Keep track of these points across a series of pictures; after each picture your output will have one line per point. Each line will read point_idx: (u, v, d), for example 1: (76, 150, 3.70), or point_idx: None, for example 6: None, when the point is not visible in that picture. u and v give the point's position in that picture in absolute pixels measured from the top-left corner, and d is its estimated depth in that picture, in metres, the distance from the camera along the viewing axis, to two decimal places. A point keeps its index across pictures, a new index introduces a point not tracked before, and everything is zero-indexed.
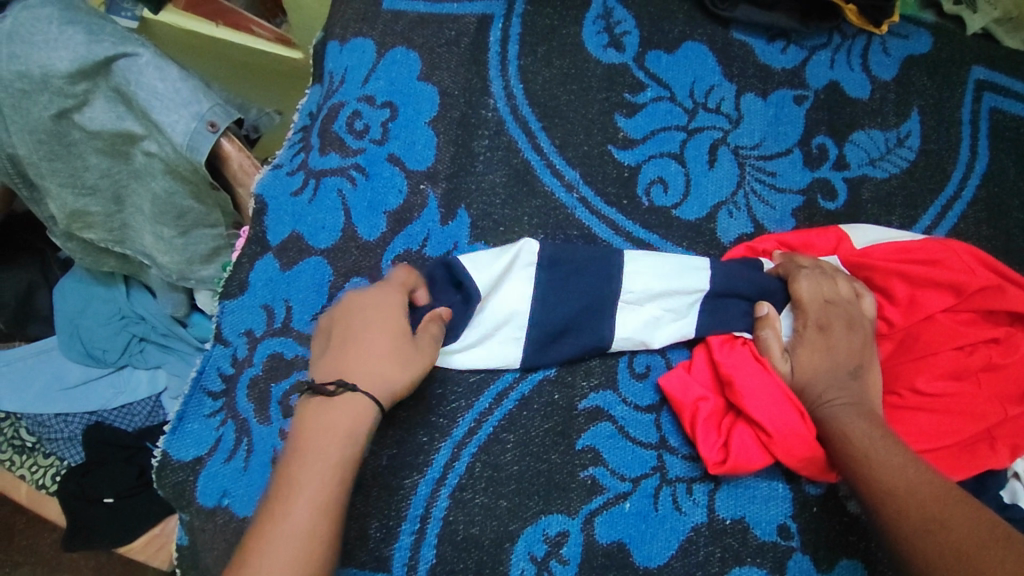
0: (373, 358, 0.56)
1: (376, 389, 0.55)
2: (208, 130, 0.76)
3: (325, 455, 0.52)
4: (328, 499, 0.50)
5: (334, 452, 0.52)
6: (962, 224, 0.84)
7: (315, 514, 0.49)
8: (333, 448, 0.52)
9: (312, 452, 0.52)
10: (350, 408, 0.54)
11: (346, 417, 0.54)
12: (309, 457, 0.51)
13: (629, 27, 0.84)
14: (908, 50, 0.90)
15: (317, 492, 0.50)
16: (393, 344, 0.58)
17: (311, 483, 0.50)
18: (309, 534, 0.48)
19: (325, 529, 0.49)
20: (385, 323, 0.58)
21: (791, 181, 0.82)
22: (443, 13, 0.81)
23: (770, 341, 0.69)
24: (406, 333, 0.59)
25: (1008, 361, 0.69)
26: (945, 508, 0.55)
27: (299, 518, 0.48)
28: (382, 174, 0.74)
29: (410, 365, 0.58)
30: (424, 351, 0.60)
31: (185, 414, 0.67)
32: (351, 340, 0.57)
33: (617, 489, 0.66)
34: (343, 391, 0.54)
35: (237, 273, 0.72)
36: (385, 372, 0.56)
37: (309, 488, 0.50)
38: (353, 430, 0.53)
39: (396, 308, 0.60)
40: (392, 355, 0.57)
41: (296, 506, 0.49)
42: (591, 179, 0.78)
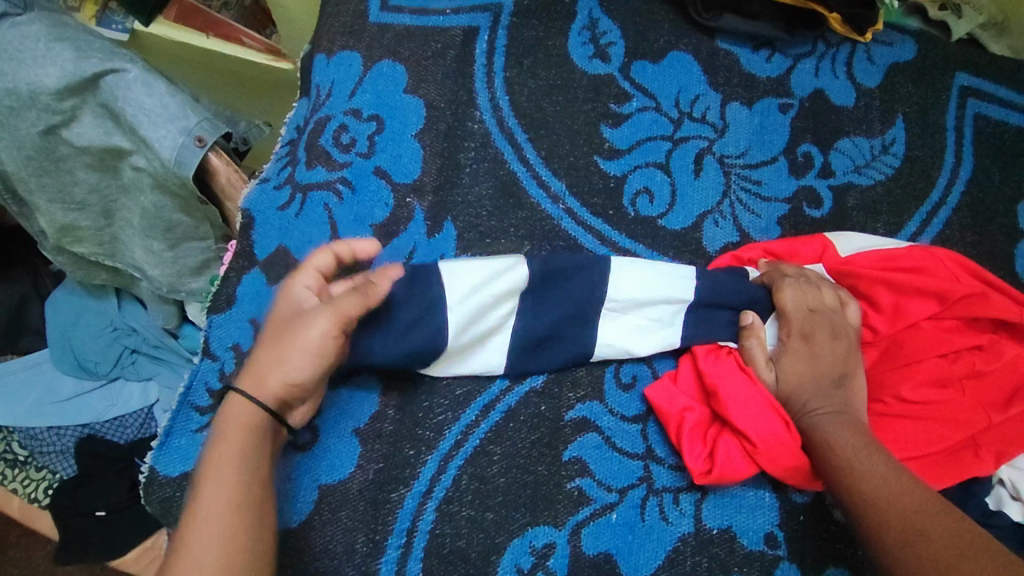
0: (256, 352, 0.60)
1: (254, 384, 0.58)
2: (195, 145, 0.76)
3: (214, 467, 0.54)
4: (225, 508, 0.53)
5: (224, 462, 0.55)
6: (947, 230, 0.84)
7: (212, 525, 0.52)
8: (221, 459, 0.55)
9: (206, 467, 0.55)
10: (234, 417, 0.57)
11: (231, 427, 0.57)
12: (202, 473, 0.55)
13: (614, 38, 0.85)
14: (893, 58, 0.90)
15: (211, 503, 0.53)
16: (271, 333, 0.60)
17: (206, 496, 0.53)
18: (210, 545, 0.51)
19: (226, 537, 0.52)
20: (276, 312, 0.61)
21: (776, 190, 0.82)
22: (430, 26, 0.81)
23: (754, 351, 0.70)
24: (288, 317, 0.60)
25: (992, 368, 0.70)
26: (927, 519, 0.55)
27: (199, 532, 0.52)
28: (368, 188, 0.75)
29: (284, 345, 0.58)
30: (304, 326, 0.59)
31: (172, 429, 0.67)
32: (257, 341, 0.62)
33: (603, 500, 0.66)
34: (227, 399, 0.58)
35: (225, 287, 0.72)
36: (257, 362, 0.59)
37: (204, 503, 0.53)
38: (241, 438, 0.56)
39: (287, 295, 0.62)
40: (266, 344, 0.59)
41: (193, 521, 0.52)
42: (577, 190, 0.78)
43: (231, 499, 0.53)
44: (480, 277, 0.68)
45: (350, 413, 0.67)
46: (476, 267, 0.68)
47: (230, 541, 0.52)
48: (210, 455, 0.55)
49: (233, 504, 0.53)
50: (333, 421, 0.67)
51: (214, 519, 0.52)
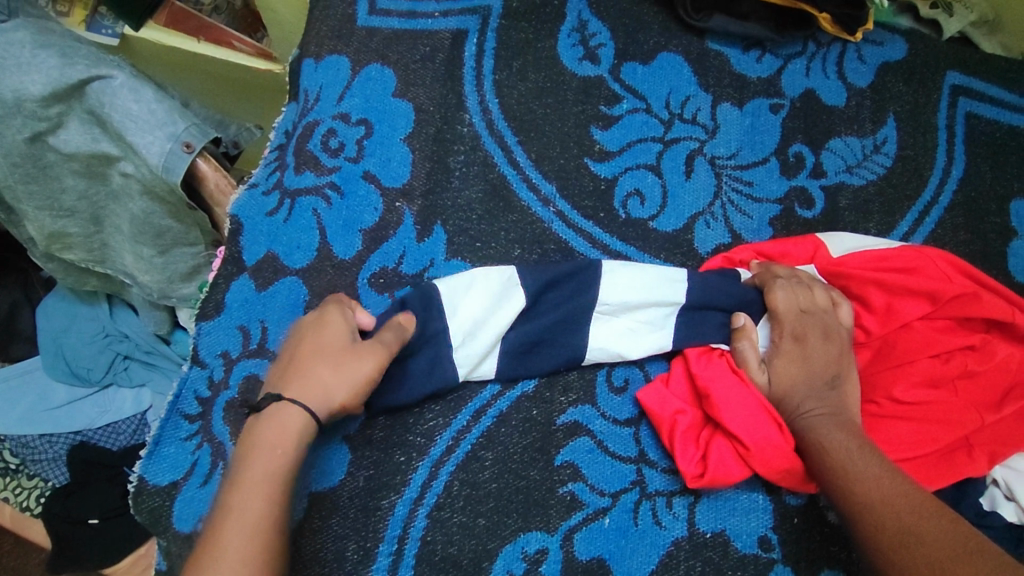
0: (308, 367, 0.58)
1: (307, 397, 0.57)
2: (183, 150, 0.76)
3: (259, 475, 0.53)
4: (264, 521, 0.51)
5: (269, 473, 0.53)
6: (940, 229, 0.84)
7: (251, 535, 0.50)
8: (267, 468, 0.53)
9: (250, 473, 0.53)
10: (284, 426, 0.55)
11: (279, 436, 0.55)
12: (244, 478, 0.53)
13: (604, 39, 0.84)
14: (883, 57, 0.90)
15: (251, 514, 0.51)
16: (325, 352, 0.59)
17: (248, 506, 0.51)
18: (245, 556, 0.49)
19: (261, 552, 0.50)
20: (322, 334, 0.60)
21: (767, 191, 0.82)
22: (418, 29, 0.81)
23: (747, 353, 0.69)
24: (342, 342, 0.60)
25: (984, 368, 0.70)
26: (920, 521, 0.55)
27: (237, 540, 0.49)
28: (357, 193, 0.74)
29: (346, 369, 0.59)
30: (363, 355, 0.60)
31: (161, 438, 0.66)
32: (290, 356, 0.60)
33: (596, 505, 0.66)
34: (274, 404, 0.56)
35: (213, 294, 0.71)
36: (318, 378, 0.57)
37: (245, 510, 0.51)
38: (289, 450, 0.55)
39: (338, 321, 0.61)
40: (320, 361, 0.58)
41: (231, 526, 0.50)
42: (568, 193, 0.78)
43: (271, 512, 0.52)
44: (474, 281, 0.69)
45: (341, 420, 0.66)
46: (471, 275, 0.70)
47: (264, 556, 0.50)
48: (256, 460, 0.53)
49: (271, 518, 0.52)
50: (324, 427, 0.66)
51: (254, 529, 0.50)
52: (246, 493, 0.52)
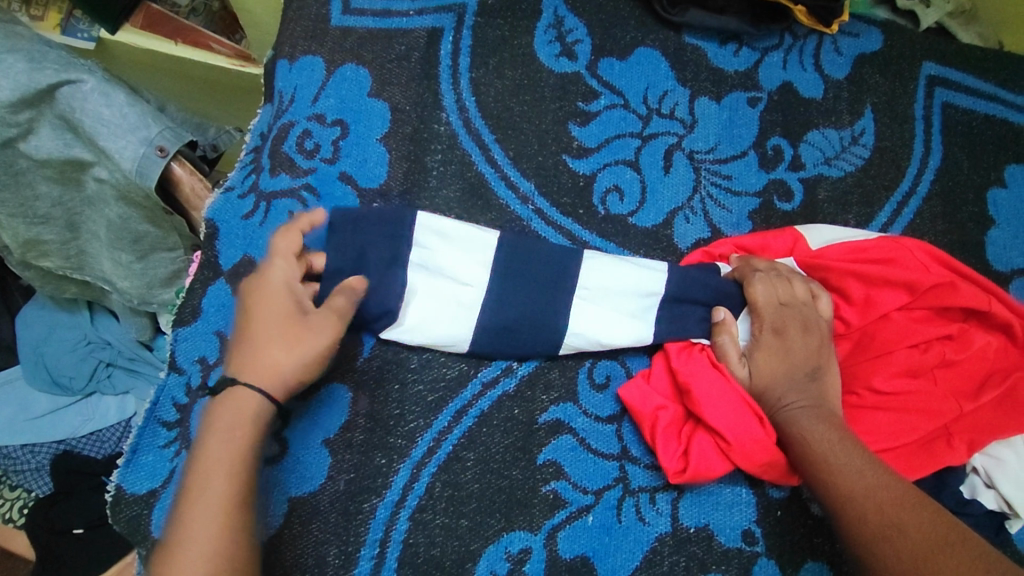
0: (260, 346, 0.58)
1: (264, 379, 0.57)
2: (157, 154, 0.75)
3: (218, 457, 0.54)
4: (226, 503, 0.53)
5: (228, 455, 0.54)
6: (918, 220, 0.85)
7: (214, 516, 0.52)
8: (226, 450, 0.54)
9: (209, 458, 0.54)
10: (236, 406, 0.56)
11: (233, 415, 0.56)
12: (208, 462, 0.54)
13: (580, 35, 0.84)
14: (860, 49, 0.90)
15: (213, 495, 0.52)
16: (280, 324, 0.59)
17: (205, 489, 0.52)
18: (213, 536, 0.51)
19: (225, 532, 0.52)
20: (270, 299, 0.60)
21: (746, 184, 0.82)
22: (393, 28, 0.80)
23: (726, 347, 0.70)
24: (292, 311, 0.60)
25: (962, 358, 0.70)
26: (901, 512, 0.55)
27: (200, 524, 0.51)
28: (334, 195, 0.73)
29: (297, 350, 0.59)
30: (319, 330, 0.60)
31: (139, 446, 0.65)
32: (242, 324, 0.60)
33: (579, 502, 0.66)
34: (227, 388, 0.57)
35: (189, 299, 0.70)
36: (275, 359, 0.58)
37: (209, 493, 0.52)
38: (246, 430, 0.56)
39: (281, 293, 0.61)
40: (272, 345, 0.58)
41: (195, 509, 0.52)
42: (547, 190, 0.77)
43: (236, 494, 0.53)
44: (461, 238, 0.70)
45: (319, 422, 0.66)
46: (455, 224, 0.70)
47: (234, 535, 0.52)
48: (212, 444, 0.55)
49: (231, 496, 0.53)
50: (304, 429, 0.66)
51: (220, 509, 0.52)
52: (206, 477, 0.53)
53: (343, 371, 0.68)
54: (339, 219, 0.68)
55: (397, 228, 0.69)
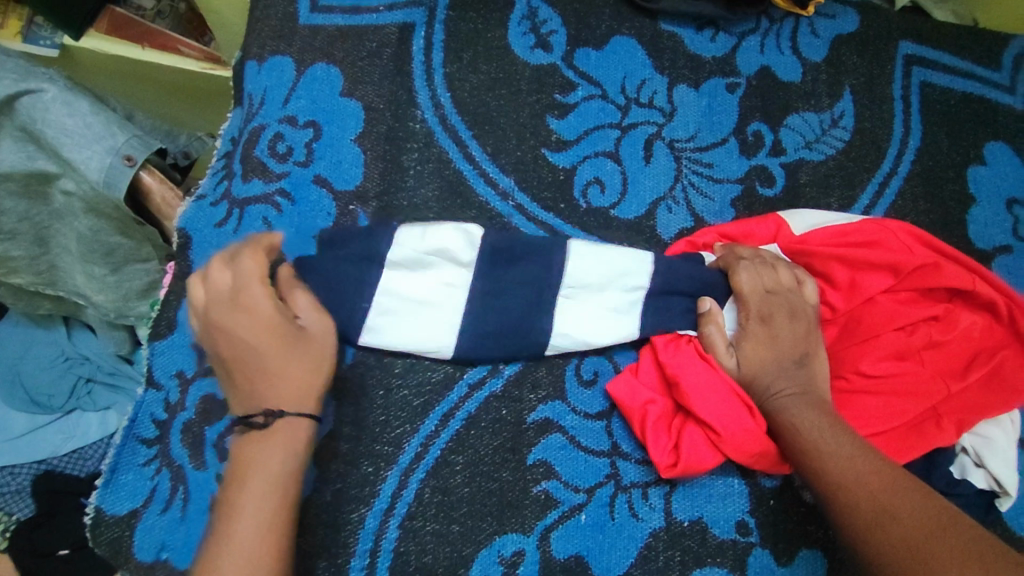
0: (277, 371, 0.56)
1: (300, 401, 0.57)
2: (124, 164, 0.73)
3: (261, 487, 0.53)
4: (275, 527, 0.52)
5: (268, 485, 0.53)
6: (900, 200, 0.84)
7: (254, 548, 0.51)
8: (273, 481, 0.54)
9: (257, 481, 0.53)
10: (277, 437, 0.55)
11: (274, 446, 0.55)
12: (258, 486, 0.53)
13: (555, 26, 0.83)
14: (836, 31, 0.90)
15: (263, 521, 0.52)
16: (280, 350, 0.57)
17: (255, 515, 0.52)
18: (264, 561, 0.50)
19: (276, 557, 0.51)
20: (264, 328, 0.57)
21: (727, 171, 0.82)
22: (363, 24, 0.78)
23: (713, 337, 0.69)
24: (287, 334, 0.58)
25: (948, 338, 0.70)
26: (893, 496, 0.55)
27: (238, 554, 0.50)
28: (309, 198, 0.71)
29: (309, 358, 0.58)
30: (322, 340, 0.60)
31: (117, 465, 0.62)
32: (243, 351, 0.56)
33: (571, 501, 0.65)
34: (273, 420, 0.55)
35: (164, 312, 0.67)
36: (300, 380, 0.57)
37: (257, 520, 0.52)
38: (289, 462, 0.55)
39: (271, 305, 0.58)
40: (292, 364, 0.57)
41: (235, 539, 0.51)
42: (526, 185, 0.76)
43: (275, 523, 0.52)
44: (439, 230, 0.68)
45: None
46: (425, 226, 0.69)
47: (276, 562, 0.51)
48: (255, 475, 0.53)
49: (278, 521, 0.53)
50: None
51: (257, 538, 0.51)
52: (253, 501, 0.53)
53: None
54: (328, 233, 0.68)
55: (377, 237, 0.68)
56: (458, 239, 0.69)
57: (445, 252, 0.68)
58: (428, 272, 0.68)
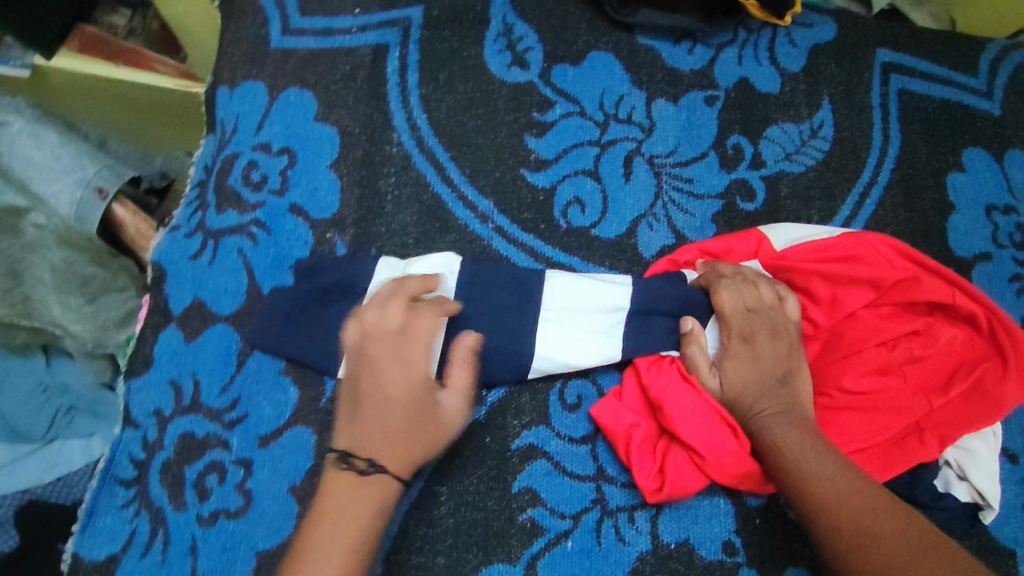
0: (396, 434, 0.57)
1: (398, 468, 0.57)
2: (96, 196, 0.78)
3: (339, 542, 0.53)
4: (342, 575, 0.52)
5: (344, 543, 0.53)
6: (880, 210, 0.84)
7: None
8: (351, 527, 0.54)
9: (337, 521, 0.54)
10: (366, 494, 0.55)
11: (359, 503, 0.55)
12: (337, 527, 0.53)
13: (531, 43, 0.82)
14: (814, 40, 0.90)
15: (331, 564, 0.52)
16: (407, 412, 0.57)
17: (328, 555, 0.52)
18: None
19: None
20: (403, 383, 0.58)
21: (708, 186, 0.81)
22: (336, 47, 0.77)
23: (696, 358, 0.68)
24: (421, 401, 0.58)
25: (930, 352, 0.70)
26: (877, 517, 0.55)
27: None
28: (285, 227, 0.70)
29: (429, 437, 0.58)
30: (452, 419, 0.60)
31: (95, 509, 0.61)
32: (377, 404, 0.58)
33: (558, 528, 0.65)
34: (371, 473, 0.56)
35: (141, 347, 0.66)
36: (411, 451, 0.57)
37: (325, 562, 0.52)
38: (368, 521, 0.55)
39: (419, 372, 0.59)
40: (410, 435, 0.57)
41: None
42: (506, 207, 0.75)
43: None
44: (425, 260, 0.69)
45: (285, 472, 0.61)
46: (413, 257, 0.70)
47: None
48: (335, 528, 0.53)
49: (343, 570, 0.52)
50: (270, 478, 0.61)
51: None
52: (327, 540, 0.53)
53: (306, 413, 0.63)
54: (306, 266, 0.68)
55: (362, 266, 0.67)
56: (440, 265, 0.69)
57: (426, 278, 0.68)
58: None
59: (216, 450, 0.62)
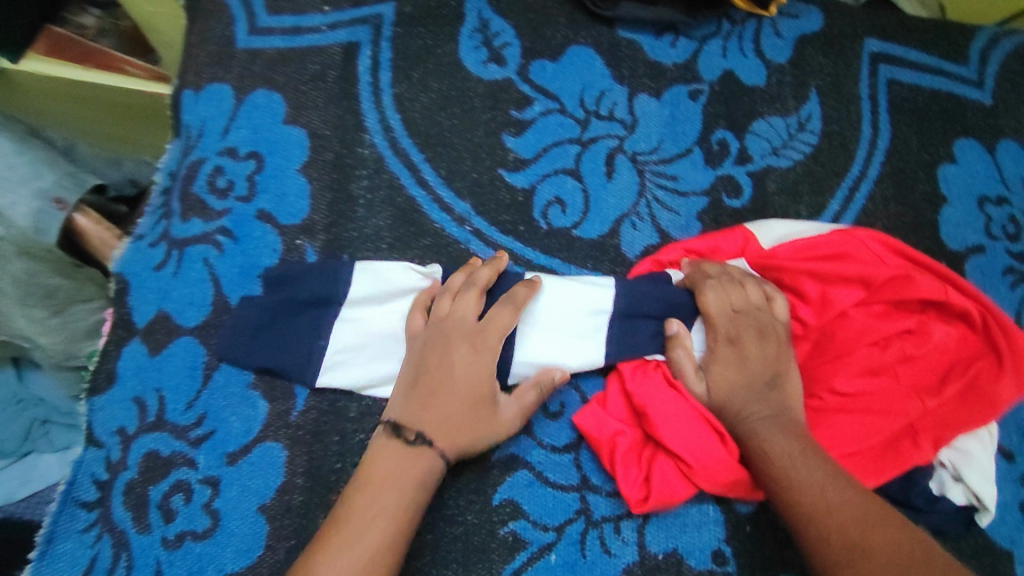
0: (451, 414, 0.59)
1: (447, 443, 0.58)
2: (54, 207, 0.76)
3: (380, 508, 0.54)
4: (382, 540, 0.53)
5: (385, 510, 0.54)
6: (870, 205, 0.82)
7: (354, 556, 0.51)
8: (392, 496, 0.55)
9: (377, 487, 0.55)
10: (412, 466, 0.57)
11: (404, 475, 0.56)
12: (378, 493, 0.55)
13: (509, 38, 0.79)
14: (800, 30, 0.87)
15: (372, 531, 0.53)
16: (467, 394, 0.59)
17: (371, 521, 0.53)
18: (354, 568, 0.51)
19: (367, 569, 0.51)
20: (472, 369, 0.60)
21: (693, 184, 0.79)
22: (305, 46, 0.74)
23: (683, 363, 0.66)
24: (483, 389, 0.60)
25: (922, 352, 0.68)
26: (868, 532, 0.53)
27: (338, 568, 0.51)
28: (253, 235, 0.67)
29: (482, 424, 0.60)
30: (507, 418, 0.61)
31: (55, 534, 0.60)
32: (439, 384, 0.59)
33: (540, 541, 0.63)
34: (421, 443, 0.57)
35: (104, 363, 0.64)
36: (461, 431, 0.59)
37: (366, 528, 0.53)
38: (410, 492, 0.56)
39: (484, 363, 0.61)
40: (464, 416, 0.59)
41: (342, 550, 0.52)
42: (484, 209, 0.73)
43: (380, 551, 0.52)
44: (395, 267, 0.66)
45: (255, 489, 0.60)
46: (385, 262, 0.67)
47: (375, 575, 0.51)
48: (378, 495, 0.55)
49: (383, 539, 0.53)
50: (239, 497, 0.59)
51: (359, 560, 0.51)
52: (367, 507, 0.54)
53: (276, 428, 0.62)
54: (274, 276, 0.66)
55: (334, 275, 0.65)
56: (410, 271, 0.66)
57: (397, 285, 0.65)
58: (381, 307, 0.65)
59: (183, 469, 0.60)
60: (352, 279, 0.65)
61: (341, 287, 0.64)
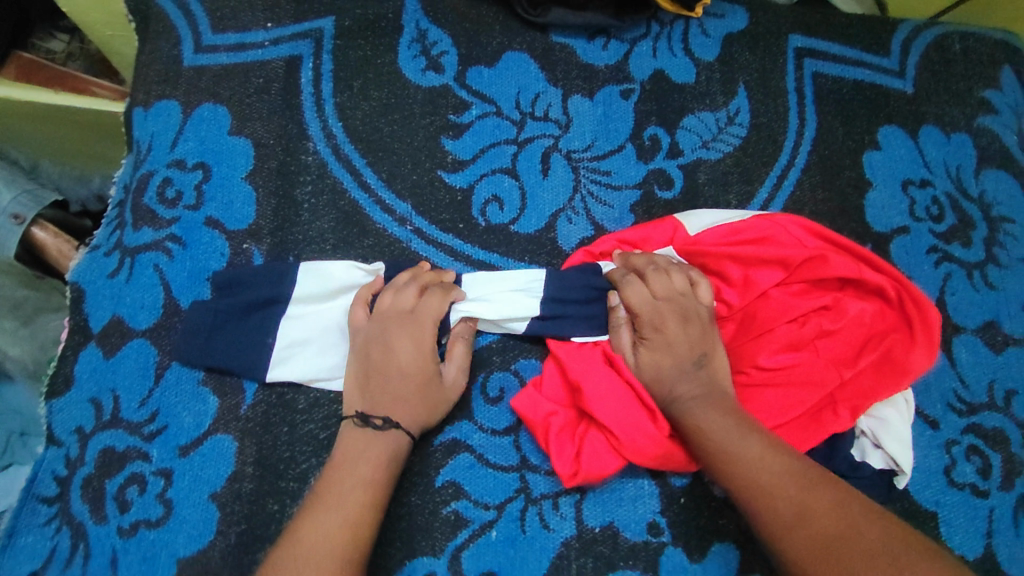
0: (406, 398, 0.63)
1: (411, 423, 0.63)
2: (12, 223, 0.78)
3: (357, 482, 0.58)
4: (359, 509, 0.57)
5: (362, 483, 0.58)
6: (798, 191, 0.87)
7: (332, 527, 0.55)
8: (365, 472, 0.59)
9: (351, 467, 0.59)
10: (380, 445, 0.61)
11: (375, 453, 0.61)
12: (353, 471, 0.59)
13: (445, 47, 0.83)
14: (726, 29, 0.92)
15: (349, 504, 0.57)
16: (418, 381, 0.64)
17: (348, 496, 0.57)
18: (336, 536, 0.55)
19: (348, 538, 0.55)
20: (417, 357, 0.64)
21: (626, 177, 0.83)
22: (249, 61, 0.79)
23: (620, 335, 0.70)
24: (430, 373, 0.64)
25: (840, 325, 0.71)
26: (800, 490, 0.57)
27: (321, 532, 0.55)
28: (201, 241, 0.71)
29: (433, 402, 0.65)
30: (452, 390, 0.66)
31: (16, 529, 0.63)
32: (389, 373, 0.64)
33: (482, 519, 0.66)
34: (388, 426, 0.61)
35: (62, 367, 0.68)
36: (420, 411, 0.63)
37: (343, 503, 0.57)
38: (381, 469, 0.60)
39: (427, 351, 0.65)
40: (420, 399, 0.64)
41: (325, 517, 0.56)
42: (424, 208, 0.77)
43: (360, 518, 0.57)
44: (333, 266, 0.70)
45: (206, 479, 0.63)
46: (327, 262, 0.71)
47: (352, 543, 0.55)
48: (354, 470, 0.59)
49: (361, 510, 0.57)
50: (191, 487, 0.63)
51: (338, 527, 0.55)
52: (343, 484, 0.58)
53: (226, 421, 0.65)
54: (223, 279, 0.69)
55: (282, 276, 0.69)
56: (343, 270, 0.70)
57: (332, 282, 0.69)
58: (322, 304, 0.69)
59: (137, 462, 0.64)
60: (298, 279, 0.69)
61: (289, 287, 0.68)
